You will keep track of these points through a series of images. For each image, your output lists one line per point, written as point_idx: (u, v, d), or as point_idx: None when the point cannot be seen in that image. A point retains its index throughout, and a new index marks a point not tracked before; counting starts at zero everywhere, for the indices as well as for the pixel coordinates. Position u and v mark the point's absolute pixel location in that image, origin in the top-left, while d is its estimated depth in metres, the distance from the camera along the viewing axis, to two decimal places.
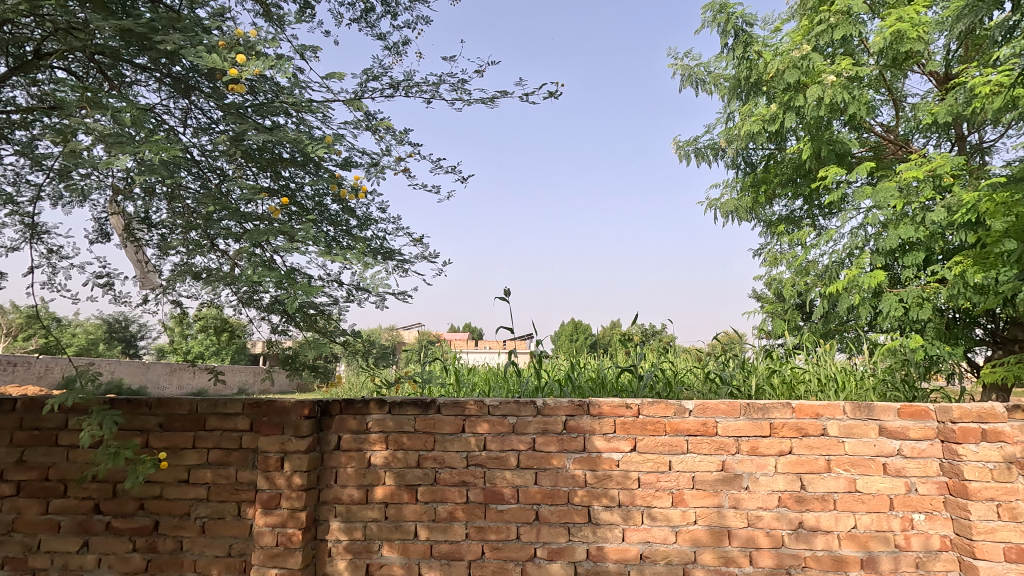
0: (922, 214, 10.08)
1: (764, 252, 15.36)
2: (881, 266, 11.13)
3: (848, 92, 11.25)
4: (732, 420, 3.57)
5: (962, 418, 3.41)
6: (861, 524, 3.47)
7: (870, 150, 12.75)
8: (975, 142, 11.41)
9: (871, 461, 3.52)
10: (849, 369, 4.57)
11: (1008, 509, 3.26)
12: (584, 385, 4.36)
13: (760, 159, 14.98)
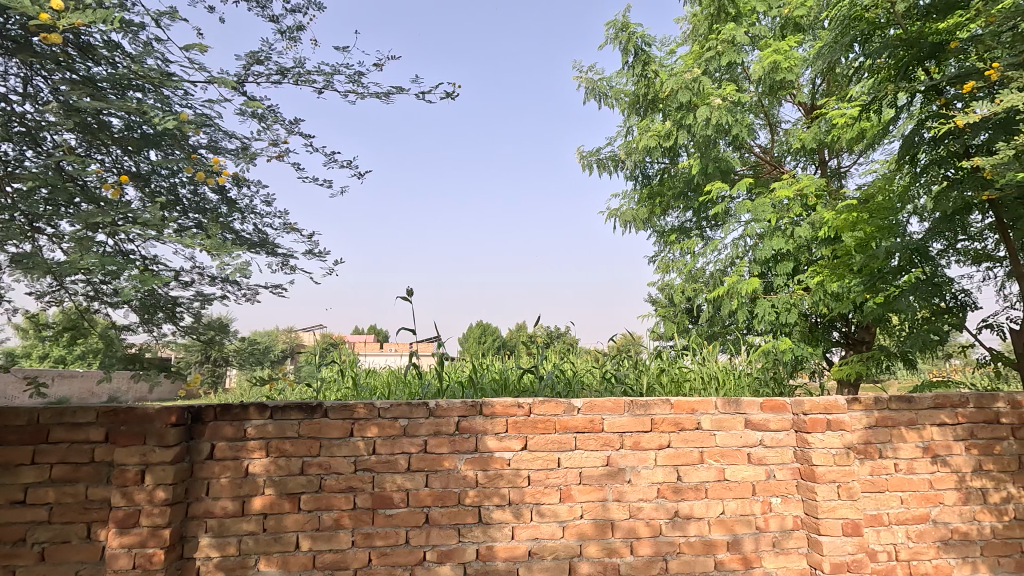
0: (791, 228, 11.24)
1: (658, 259, 16.38)
2: (757, 275, 12.27)
3: (731, 114, 12.31)
4: (617, 416, 3.74)
5: (812, 409, 3.82)
6: (728, 510, 3.78)
7: (750, 169, 14.02)
8: (835, 167, 12.90)
9: (737, 451, 3.84)
10: (729, 368, 4.96)
11: (846, 489, 3.69)
12: (486, 387, 4.34)
13: (656, 172, 15.97)
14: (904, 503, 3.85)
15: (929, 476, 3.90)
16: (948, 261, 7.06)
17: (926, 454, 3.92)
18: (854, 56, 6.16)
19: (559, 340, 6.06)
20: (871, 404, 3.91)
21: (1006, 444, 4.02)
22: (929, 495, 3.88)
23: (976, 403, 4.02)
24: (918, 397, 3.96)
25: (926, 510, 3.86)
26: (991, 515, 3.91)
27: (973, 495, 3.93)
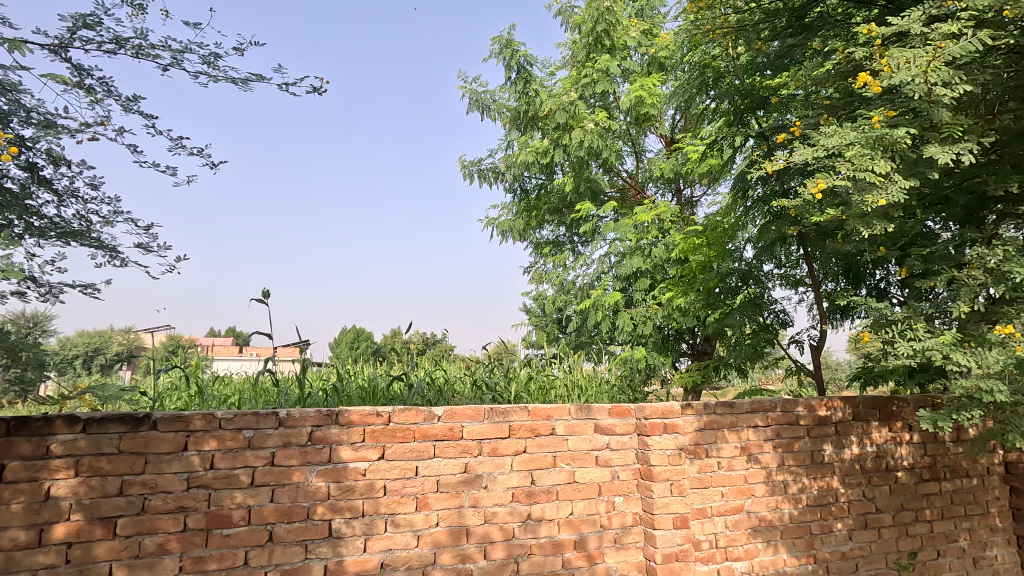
0: (649, 248, 12.33)
1: (532, 270, 17.03)
2: (619, 289, 13.27)
3: (602, 139, 13.23)
4: (476, 424, 3.81)
5: (652, 415, 4.22)
6: (576, 510, 4.00)
7: (618, 192, 15.10)
8: (688, 196, 14.36)
9: (587, 454, 4.10)
10: (590, 377, 5.25)
11: (677, 486, 4.10)
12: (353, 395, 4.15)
13: (534, 187, 16.61)
14: (724, 497, 4.36)
15: (744, 471, 4.47)
16: (773, 285, 8.16)
17: (743, 452, 4.49)
18: (704, 100, 6.92)
19: (433, 348, 6.01)
20: (701, 409, 4.39)
21: (803, 442, 4.72)
22: (743, 488, 4.44)
23: (783, 408, 4.68)
24: (738, 403, 4.51)
25: (740, 502, 4.41)
26: (790, 503, 4.56)
27: (777, 487, 4.56)
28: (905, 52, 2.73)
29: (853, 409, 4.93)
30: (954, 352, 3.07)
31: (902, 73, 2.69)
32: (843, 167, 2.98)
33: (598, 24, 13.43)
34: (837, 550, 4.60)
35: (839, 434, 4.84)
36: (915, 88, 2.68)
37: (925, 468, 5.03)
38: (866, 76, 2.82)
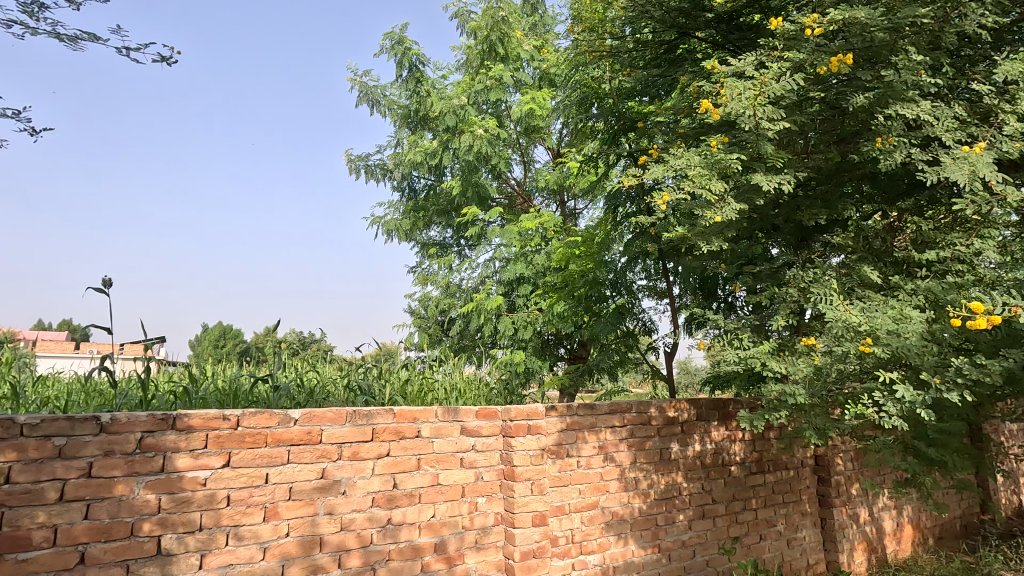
0: (532, 256, 12.72)
1: (418, 271, 16.83)
2: (503, 294, 13.54)
3: (491, 146, 13.44)
4: (337, 427, 3.58)
5: (517, 416, 4.35)
6: (438, 513, 3.93)
7: (506, 199, 15.38)
8: (571, 207, 14.99)
9: (452, 456, 4.07)
10: (468, 381, 5.25)
11: (538, 485, 4.24)
12: (208, 398, 3.74)
13: (423, 187, 16.44)
14: (581, 494, 4.58)
15: (601, 469, 4.73)
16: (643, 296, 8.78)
17: (600, 451, 4.75)
18: (586, 118, 7.29)
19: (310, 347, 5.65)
20: (564, 412, 4.59)
21: (654, 441, 5.10)
22: (599, 485, 4.70)
23: (638, 409, 5.03)
24: (598, 404, 4.78)
25: (596, 498, 4.65)
26: (640, 498, 4.88)
27: (630, 483, 4.87)
28: (737, 85, 3.03)
29: (697, 411, 5.42)
30: (769, 360, 3.43)
31: (735, 104, 2.99)
32: (685, 185, 3.24)
33: (493, 32, 13.63)
34: (678, 538, 5.00)
35: (684, 432, 5.30)
36: (746, 120, 3.00)
37: (753, 462, 5.62)
38: (707, 104, 3.10)
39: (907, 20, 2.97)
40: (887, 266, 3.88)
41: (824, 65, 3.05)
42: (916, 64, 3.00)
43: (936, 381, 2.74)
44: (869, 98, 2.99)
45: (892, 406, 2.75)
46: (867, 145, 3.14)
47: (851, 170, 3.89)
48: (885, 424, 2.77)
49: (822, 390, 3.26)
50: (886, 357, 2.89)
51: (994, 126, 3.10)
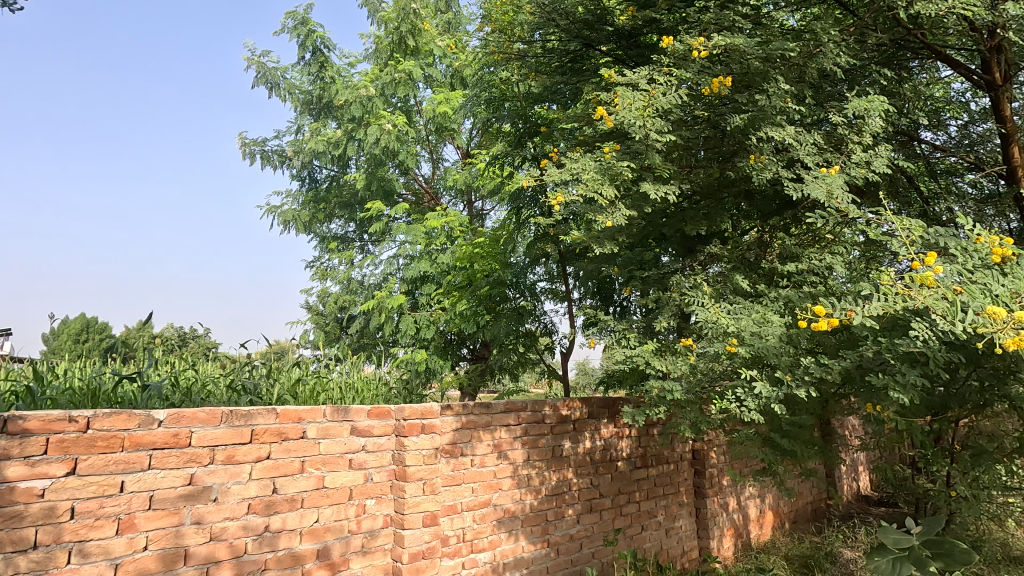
0: (436, 254, 12.57)
1: (316, 266, 16.03)
2: (406, 292, 13.28)
3: (399, 141, 13.14)
4: (210, 429, 3.10)
5: (411, 416, 4.13)
6: (322, 517, 3.58)
7: (412, 196, 15.06)
8: (478, 208, 15.00)
9: (339, 457, 3.72)
10: (366, 380, 5.00)
11: (430, 485, 4.09)
12: (60, 397, 3.08)
13: (325, 178, 15.69)
14: (474, 492, 4.58)
15: (494, 467, 4.73)
16: (545, 299, 8.97)
17: (494, 450, 4.76)
18: (494, 119, 7.31)
19: (189, 343, 5.11)
20: (459, 411, 4.54)
21: (547, 439, 5.21)
22: (491, 484, 4.71)
23: (532, 408, 5.12)
24: (494, 404, 4.78)
25: (489, 497, 4.67)
26: (532, 495, 4.98)
27: (522, 481, 4.93)
28: (629, 96, 3.17)
29: (588, 409, 5.60)
30: (652, 359, 3.62)
31: (627, 114, 3.12)
32: (580, 188, 3.33)
33: (404, 25, 13.35)
34: (566, 533, 5.15)
35: (576, 430, 5.46)
36: (637, 129, 3.12)
37: (638, 457, 5.93)
38: (602, 111, 3.20)
39: (777, 52, 3.28)
40: (759, 274, 4.22)
41: (708, 86, 3.30)
42: (782, 93, 3.31)
43: (788, 378, 3.01)
44: (745, 119, 3.25)
45: (751, 401, 3.00)
46: (742, 162, 3.41)
47: (729, 186, 4.26)
48: (744, 416, 3.02)
49: (697, 387, 3.49)
50: (750, 356, 3.16)
51: (844, 154, 3.48)
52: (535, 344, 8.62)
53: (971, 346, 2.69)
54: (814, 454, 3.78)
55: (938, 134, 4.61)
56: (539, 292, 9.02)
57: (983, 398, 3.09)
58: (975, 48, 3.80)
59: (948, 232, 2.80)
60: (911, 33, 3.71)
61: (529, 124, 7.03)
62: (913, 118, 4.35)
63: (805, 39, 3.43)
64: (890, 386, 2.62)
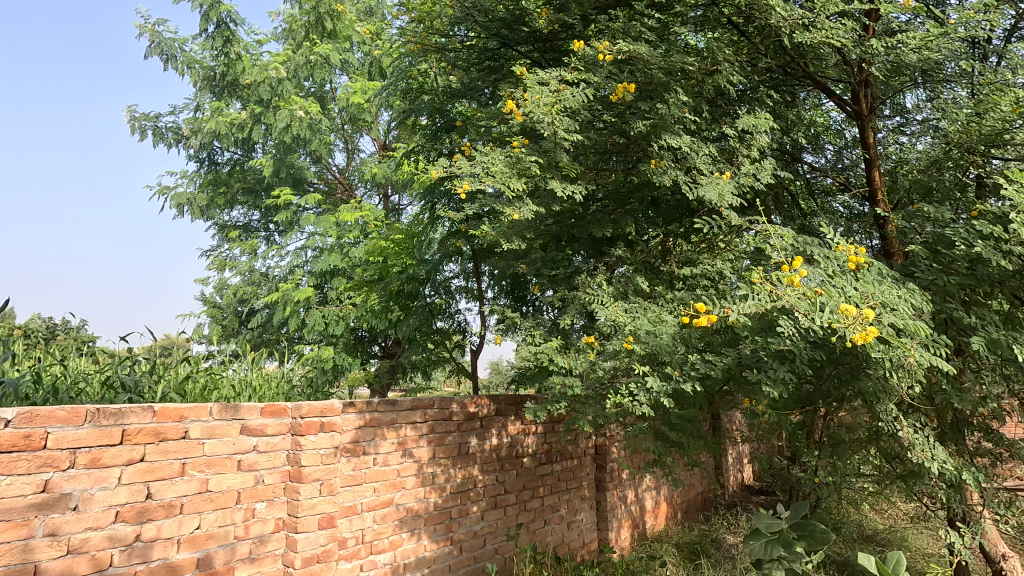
0: (347, 248, 12.10)
1: (214, 255, 14.91)
2: (313, 285, 12.70)
3: (311, 128, 12.52)
4: (70, 429, 2.72)
5: (309, 413, 3.82)
6: (204, 524, 3.21)
7: (324, 186, 14.42)
8: (394, 202, 14.60)
9: (227, 459, 3.36)
10: (270, 376, 4.65)
11: (327, 485, 3.83)
12: None
13: (227, 161, 14.63)
14: (376, 492, 4.29)
15: (398, 466, 4.50)
16: (460, 296, 8.89)
17: (399, 448, 4.53)
18: (411, 112, 7.16)
19: (61, 334, 4.54)
20: (363, 407, 4.25)
21: (453, 436, 5.11)
22: (395, 482, 4.46)
23: (439, 405, 4.98)
24: (400, 401, 4.58)
25: (390, 495, 4.41)
26: (436, 493, 4.83)
27: (426, 478, 4.77)
28: (538, 91, 3.22)
29: (496, 406, 5.59)
30: (555, 356, 3.73)
31: (535, 109, 3.16)
32: (488, 179, 3.32)
33: (320, 6, 12.74)
34: (470, 529, 5.06)
35: (483, 427, 5.42)
36: (546, 127, 3.16)
37: (543, 453, 6.03)
38: (511, 104, 3.21)
39: (679, 64, 3.47)
40: (659, 277, 4.45)
41: (614, 91, 3.43)
42: (681, 104, 3.47)
43: (677, 374, 3.18)
44: (648, 125, 3.41)
45: (642, 395, 3.14)
46: (644, 166, 3.56)
47: (633, 192, 4.45)
48: (637, 411, 3.14)
49: (596, 384, 3.63)
50: (645, 352, 3.30)
51: (735, 166, 3.73)
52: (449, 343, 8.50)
53: (832, 346, 2.97)
54: (701, 445, 4.02)
55: (817, 157, 5.04)
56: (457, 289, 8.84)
57: (842, 393, 3.43)
58: (847, 80, 4.24)
59: (813, 241, 3.09)
60: (794, 61, 4.06)
61: (446, 120, 6.96)
62: (796, 140, 4.77)
63: (704, 55, 3.65)
64: (762, 381, 2.88)
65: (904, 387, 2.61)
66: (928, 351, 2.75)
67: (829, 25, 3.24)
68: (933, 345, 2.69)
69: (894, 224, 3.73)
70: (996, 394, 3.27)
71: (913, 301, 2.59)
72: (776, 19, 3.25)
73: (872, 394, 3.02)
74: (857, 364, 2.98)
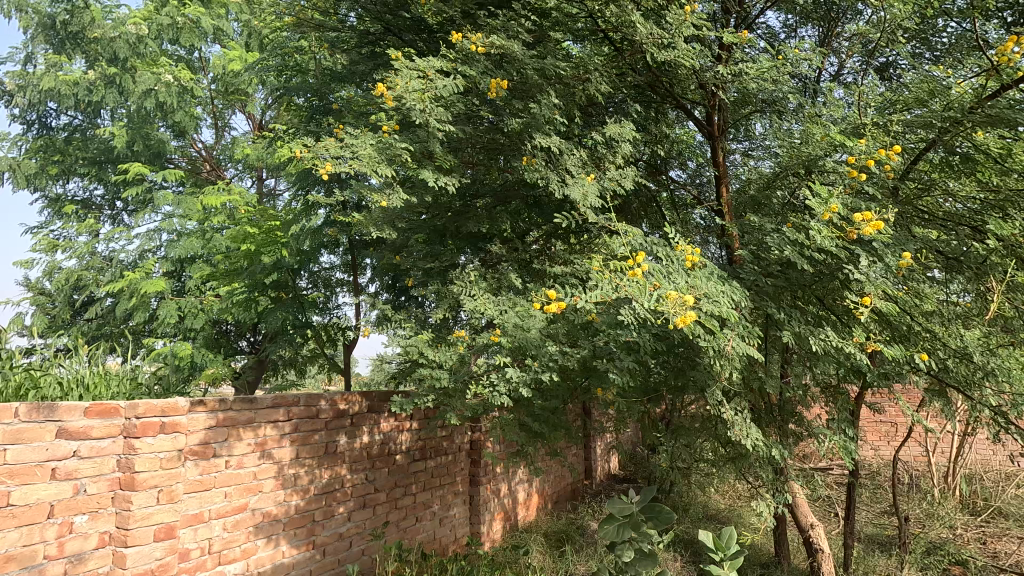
0: (210, 233, 10.97)
1: (42, 233, 12.84)
2: (168, 273, 11.41)
3: (177, 98, 11.24)
4: None
5: (147, 413, 3.27)
6: (2, 545, 2.69)
7: (186, 163, 13.00)
8: (269, 187, 13.51)
9: (36, 468, 2.82)
10: (111, 371, 4.09)
11: (168, 493, 3.33)
12: None
13: (63, 126, 12.69)
14: (226, 498, 3.75)
15: (254, 468, 3.97)
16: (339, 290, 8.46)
17: (257, 449, 4.01)
18: (289, 91, 6.71)
19: None
20: (215, 406, 3.71)
21: (319, 434, 4.59)
22: (250, 486, 3.94)
23: (305, 402, 4.46)
24: (260, 397, 4.03)
25: (244, 501, 3.89)
26: (298, 495, 4.33)
27: (287, 481, 4.25)
28: (408, 76, 3.14)
29: (368, 402, 5.18)
30: (424, 349, 3.71)
31: (406, 95, 3.10)
32: (354, 162, 3.20)
33: None
34: (334, 532, 4.61)
35: (353, 425, 4.96)
36: (418, 115, 3.11)
37: (417, 450, 5.72)
38: (381, 87, 3.12)
39: (551, 68, 3.60)
40: (531, 274, 4.58)
41: (488, 86, 3.46)
42: (553, 106, 3.58)
43: (535, 364, 3.27)
44: (520, 123, 3.49)
45: (501, 385, 3.20)
46: (518, 164, 3.65)
47: (510, 191, 4.54)
48: (497, 401, 3.21)
49: (463, 376, 3.65)
50: (511, 345, 3.37)
51: (603, 171, 3.93)
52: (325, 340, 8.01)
53: (672, 338, 3.23)
54: (562, 436, 4.19)
55: (683, 171, 5.49)
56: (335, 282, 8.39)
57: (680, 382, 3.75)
58: (701, 103, 4.67)
59: (659, 241, 3.32)
60: (657, 79, 4.40)
61: (326, 103, 6.60)
62: (660, 154, 5.16)
63: (576, 63, 3.82)
64: (610, 369, 3.09)
65: (727, 373, 2.89)
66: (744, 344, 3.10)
67: (683, 49, 3.56)
68: (749, 337, 3.01)
69: (732, 234, 4.18)
70: (804, 384, 3.77)
71: (734, 296, 2.87)
72: (639, 37, 3.49)
73: (700, 383, 3.35)
74: (693, 355, 3.26)
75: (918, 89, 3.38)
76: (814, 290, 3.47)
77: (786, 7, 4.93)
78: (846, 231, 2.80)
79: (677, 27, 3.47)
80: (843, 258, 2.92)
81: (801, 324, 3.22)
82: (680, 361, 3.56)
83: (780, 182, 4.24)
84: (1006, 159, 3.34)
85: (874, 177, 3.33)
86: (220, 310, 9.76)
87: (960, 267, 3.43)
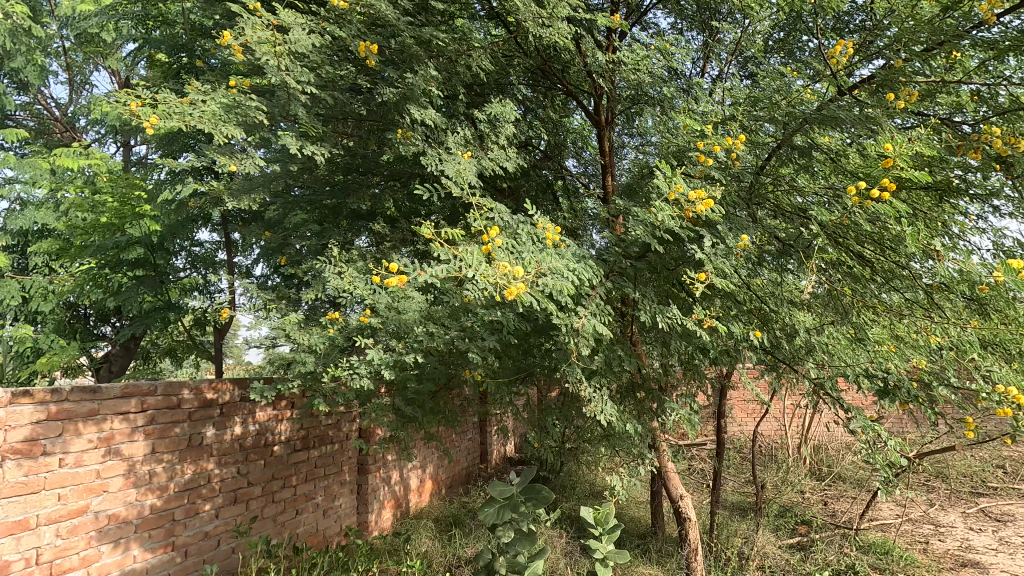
0: (60, 202, 9.57)
1: None
2: (8, 248, 9.84)
3: (11, 41, 9.62)
4: None
5: None
6: None
7: (33, 121, 11.25)
8: (140, 153, 11.98)
9: None
10: None
11: None
12: None
13: None
14: (60, 500, 3.23)
15: (97, 466, 3.45)
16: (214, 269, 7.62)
17: (101, 445, 3.47)
18: (148, 44, 5.98)
19: None
20: (46, 397, 3.17)
21: (182, 427, 4.10)
22: (92, 486, 3.41)
23: (163, 392, 3.94)
24: (104, 386, 3.51)
25: (85, 503, 3.36)
26: (153, 493, 3.83)
27: (139, 479, 3.74)
28: (260, 27, 2.88)
29: (242, 390, 4.68)
30: (293, 331, 3.50)
31: (257, 48, 2.83)
32: (193, 119, 2.97)
33: None
34: (198, 531, 4.17)
35: (223, 415, 4.47)
36: (267, 68, 2.86)
37: (298, 440, 5.35)
38: (226, 34, 2.84)
39: (429, 38, 3.47)
40: (415, 255, 4.43)
41: (358, 49, 3.27)
42: (429, 78, 3.46)
43: (401, 345, 3.18)
44: (395, 93, 3.33)
45: (363, 367, 3.07)
46: (392, 137, 3.50)
47: (393, 167, 4.34)
48: (359, 383, 3.08)
49: (332, 359, 3.46)
50: (382, 326, 3.27)
51: (485, 150, 3.88)
52: (197, 325, 7.31)
53: (536, 318, 3.26)
54: (439, 420, 4.13)
55: (578, 160, 5.58)
56: (213, 260, 7.62)
57: (550, 363, 3.81)
58: (589, 92, 4.73)
59: (526, 221, 3.34)
60: (543, 63, 4.42)
61: (194, 60, 5.95)
62: (548, 139, 5.21)
63: (458, 37, 3.73)
64: (471, 349, 3.07)
65: (580, 350, 2.97)
66: (601, 322, 3.19)
67: (560, 31, 3.58)
68: (600, 315, 3.13)
69: (610, 220, 4.30)
70: (670, 364, 3.97)
71: (588, 275, 2.94)
72: (518, 13, 3.45)
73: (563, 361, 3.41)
74: (552, 334, 3.31)
75: (771, 89, 3.64)
76: (670, 273, 3.67)
77: (670, 7, 5.16)
78: (685, 211, 2.99)
79: (555, 8, 3.48)
80: (689, 240, 3.09)
81: (654, 304, 3.38)
82: (549, 342, 3.61)
83: (655, 170, 4.42)
84: (841, 158, 3.69)
85: (727, 168, 3.55)
86: (70, 292, 8.58)
87: (794, 251, 3.64)
